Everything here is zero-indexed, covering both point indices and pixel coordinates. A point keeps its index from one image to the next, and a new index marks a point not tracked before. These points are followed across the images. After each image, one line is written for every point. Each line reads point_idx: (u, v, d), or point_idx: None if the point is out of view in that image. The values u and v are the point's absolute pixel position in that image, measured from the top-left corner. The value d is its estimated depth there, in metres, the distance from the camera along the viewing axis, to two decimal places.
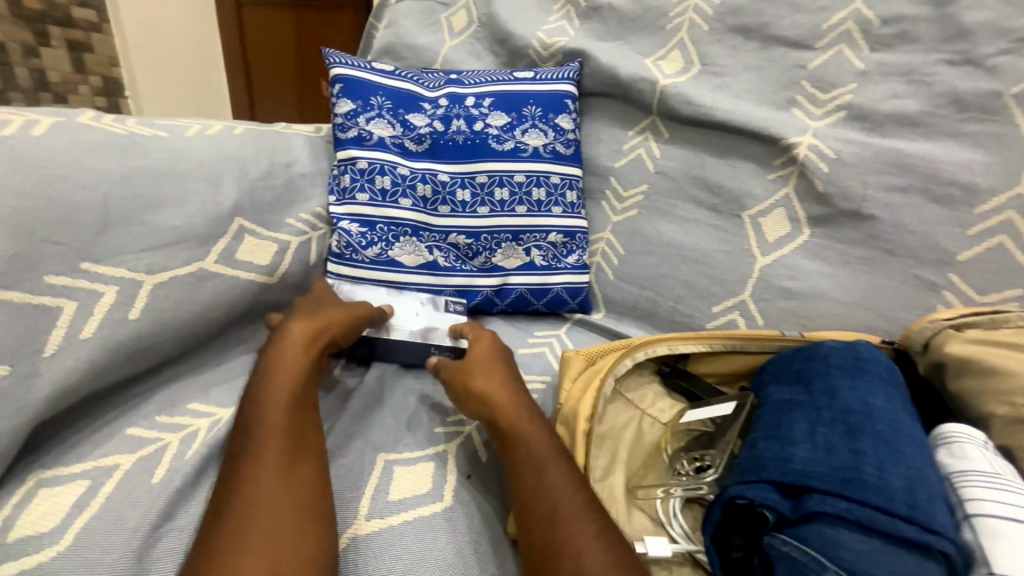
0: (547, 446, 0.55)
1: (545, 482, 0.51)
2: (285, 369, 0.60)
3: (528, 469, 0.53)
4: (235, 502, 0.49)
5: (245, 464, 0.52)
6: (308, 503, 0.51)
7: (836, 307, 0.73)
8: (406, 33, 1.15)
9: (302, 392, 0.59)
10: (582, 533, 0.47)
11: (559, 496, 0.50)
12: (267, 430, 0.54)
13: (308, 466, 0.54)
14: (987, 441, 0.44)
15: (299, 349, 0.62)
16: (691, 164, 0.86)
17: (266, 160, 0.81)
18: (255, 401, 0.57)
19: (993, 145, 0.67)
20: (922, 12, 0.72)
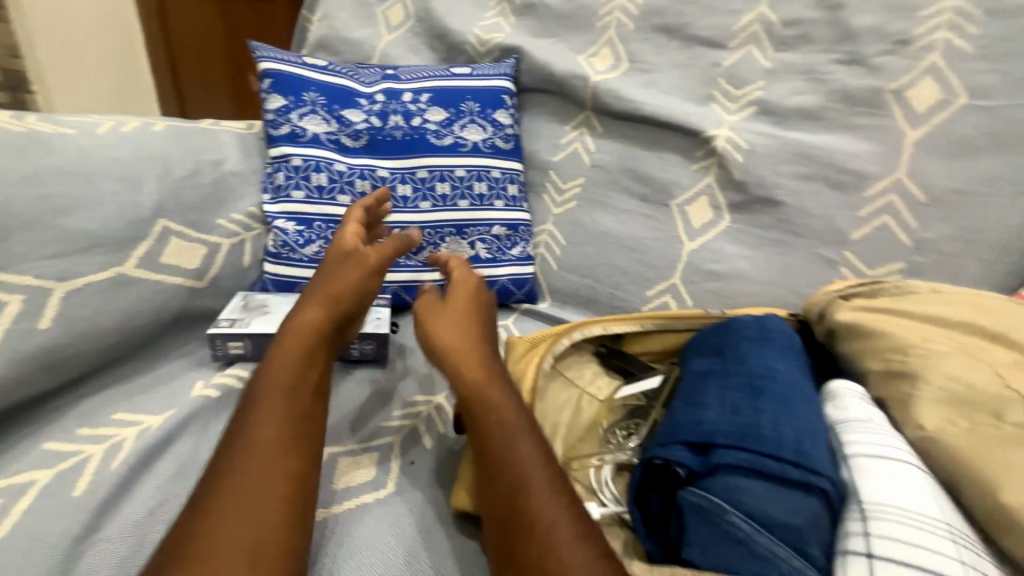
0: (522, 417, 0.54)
1: (516, 451, 0.52)
2: (291, 355, 0.56)
3: (501, 438, 0.53)
4: (226, 493, 0.47)
5: (240, 453, 0.49)
6: (296, 507, 0.48)
7: (753, 286, 0.80)
8: (343, 27, 1.12)
9: (300, 379, 0.55)
10: (548, 501, 0.48)
11: (529, 464, 0.51)
12: (266, 419, 0.51)
13: (302, 465, 0.51)
14: (864, 392, 0.50)
15: (307, 334, 0.58)
16: (624, 157, 0.90)
17: (191, 158, 0.77)
18: (257, 387, 0.54)
19: (878, 137, 0.75)
20: (817, 16, 0.80)
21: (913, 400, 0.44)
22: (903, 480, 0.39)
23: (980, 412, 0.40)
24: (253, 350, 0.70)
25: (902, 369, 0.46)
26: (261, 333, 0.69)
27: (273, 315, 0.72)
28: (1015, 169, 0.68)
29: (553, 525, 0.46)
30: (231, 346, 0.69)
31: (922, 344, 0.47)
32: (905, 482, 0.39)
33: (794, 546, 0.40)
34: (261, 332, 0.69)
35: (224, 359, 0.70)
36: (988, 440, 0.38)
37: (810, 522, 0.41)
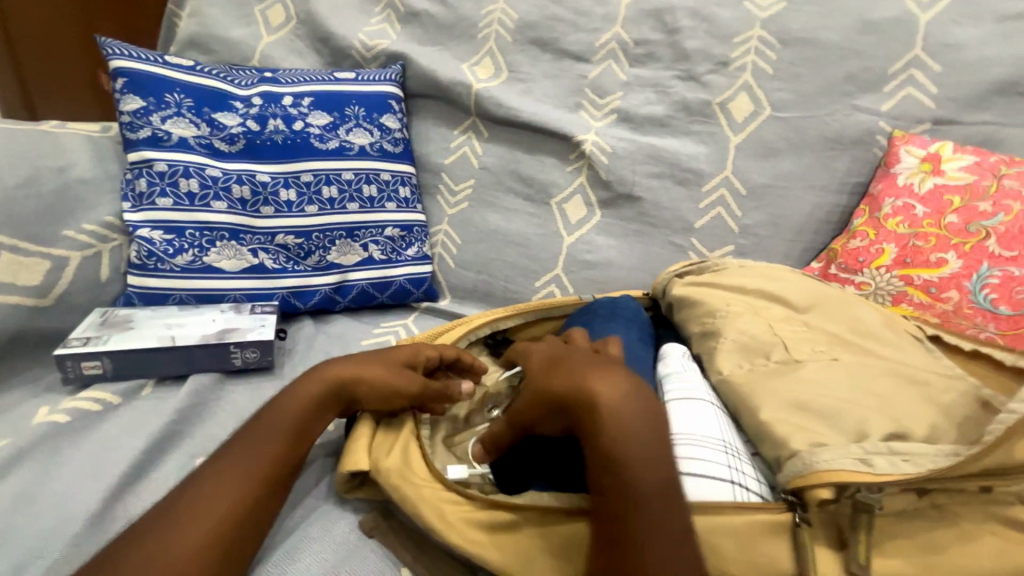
0: (625, 400, 0.44)
1: (619, 443, 0.42)
2: (301, 397, 0.54)
3: (618, 426, 0.43)
4: (184, 511, 0.46)
5: (213, 476, 0.49)
6: (244, 536, 0.47)
7: (622, 271, 0.91)
8: (215, 24, 1.07)
9: (306, 427, 0.53)
10: (656, 486, 0.41)
11: (640, 453, 0.42)
12: (252, 454, 0.50)
13: (271, 503, 0.50)
14: (687, 351, 0.60)
15: (330, 383, 0.55)
16: (508, 160, 0.97)
17: (27, 165, 0.70)
18: (266, 419, 0.52)
19: (709, 141, 0.89)
20: (659, 38, 0.93)
21: (716, 351, 0.55)
22: (698, 413, 0.49)
23: (758, 354, 0.52)
24: (116, 368, 0.65)
25: (712, 330, 0.57)
26: (126, 350, 0.64)
27: (135, 331, 0.67)
28: (805, 168, 0.86)
29: (657, 515, 0.40)
30: (86, 367, 0.64)
31: (724, 308, 0.58)
32: (699, 414, 0.49)
33: None
34: (122, 349, 0.64)
35: (76, 381, 0.64)
36: (761, 374, 0.50)
37: None
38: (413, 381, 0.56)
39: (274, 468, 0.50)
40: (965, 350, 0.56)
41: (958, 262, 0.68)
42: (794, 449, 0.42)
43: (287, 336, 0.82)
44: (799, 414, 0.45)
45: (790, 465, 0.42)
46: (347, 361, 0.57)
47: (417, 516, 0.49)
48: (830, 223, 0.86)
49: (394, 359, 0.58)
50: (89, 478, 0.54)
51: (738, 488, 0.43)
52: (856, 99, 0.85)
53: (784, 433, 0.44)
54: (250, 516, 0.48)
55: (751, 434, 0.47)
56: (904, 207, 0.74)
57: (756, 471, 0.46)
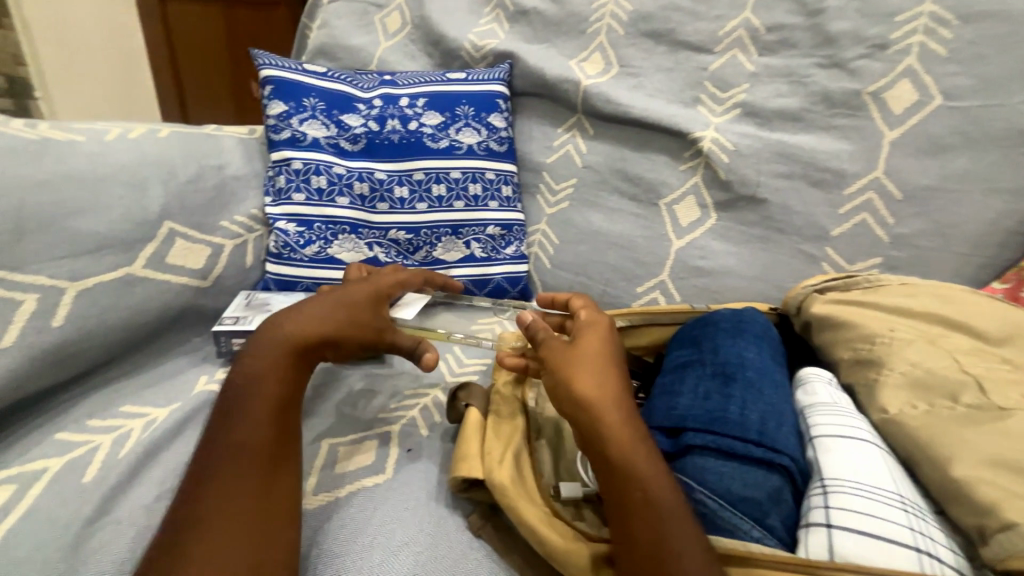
0: (616, 386, 0.47)
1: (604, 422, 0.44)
2: (266, 368, 0.54)
3: (609, 407, 0.45)
4: (208, 508, 0.46)
5: (218, 473, 0.48)
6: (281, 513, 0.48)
7: (740, 282, 0.83)
8: (340, 34, 1.15)
9: (288, 396, 0.54)
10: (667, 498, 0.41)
11: (635, 440, 0.44)
12: (242, 438, 0.50)
13: (288, 477, 0.50)
14: (834, 380, 0.53)
15: (290, 347, 0.56)
16: (614, 158, 0.93)
17: (195, 162, 0.80)
18: (241, 397, 0.52)
19: (856, 137, 0.78)
20: (797, 21, 0.83)
21: (877, 385, 0.47)
22: (862, 458, 0.42)
23: (938, 395, 0.43)
24: None
25: (868, 357, 0.50)
26: None
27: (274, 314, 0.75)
28: (986, 168, 0.71)
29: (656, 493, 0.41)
30: (235, 343, 0.72)
31: (887, 333, 0.50)
32: (864, 459, 0.42)
33: (755, 518, 0.42)
34: None
35: (227, 355, 0.73)
36: (945, 419, 0.41)
37: (773, 497, 0.43)
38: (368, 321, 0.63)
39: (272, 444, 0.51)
40: None
41: None
42: (1010, 521, 0.34)
43: None
44: (1011, 476, 0.36)
45: (999, 540, 0.34)
46: (302, 319, 0.58)
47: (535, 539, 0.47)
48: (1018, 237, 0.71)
49: (338, 301, 0.62)
50: None
51: (927, 557, 0.36)
52: None
53: (993, 499, 0.35)
54: (275, 501, 0.48)
55: (936, 492, 0.40)
56: None
57: (946, 539, 0.38)
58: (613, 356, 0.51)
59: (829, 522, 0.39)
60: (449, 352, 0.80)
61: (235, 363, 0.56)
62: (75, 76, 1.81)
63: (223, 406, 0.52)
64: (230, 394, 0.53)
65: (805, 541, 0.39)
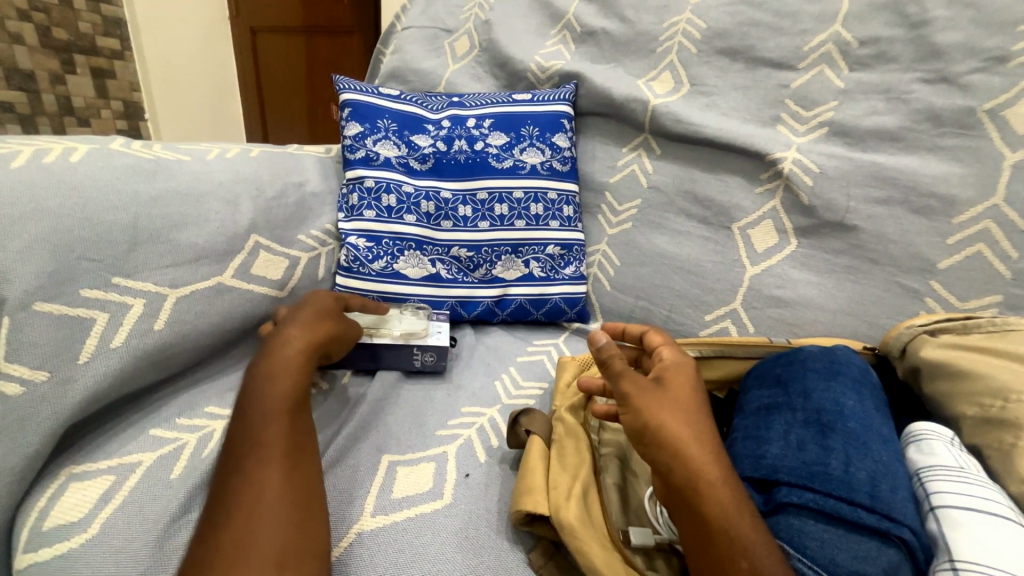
0: (705, 431, 0.46)
1: (699, 468, 0.43)
2: (275, 373, 0.59)
3: (704, 453, 0.44)
4: (240, 500, 0.49)
5: (243, 471, 0.52)
6: (307, 506, 0.51)
7: (823, 314, 0.76)
8: (412, 58, 1.21)
9: (300, 398, 0.59)
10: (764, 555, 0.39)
11: (731, 490, 0.42)
12: (266, 438, 0.54)
13: (305, 473, 0.53)
14: (956, 439, 0.46)
15: (300, 355, 0.62)
16: (683, 179, 0.90)
17: (280, 180, 0.86)
18: (254, 401, 0.57)
19: (968, 159, 0.70)
20: (896, 34, 0.76)
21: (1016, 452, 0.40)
22: (1004, 540, 0.36)
23: None
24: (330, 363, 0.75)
25: (1000, 418, 0.43)
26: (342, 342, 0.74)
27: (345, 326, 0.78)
28: None
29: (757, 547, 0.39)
30: None
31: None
32: (1006, 542, 0.36)
33: None
34: None
35: None
36: None
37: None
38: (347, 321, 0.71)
39: (293, 442, 0.55)
40: None
41: None
42: None
43: (455, 343, 0.86)
44: None
45: None
46: (305, 330, 0.64)
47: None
48: None
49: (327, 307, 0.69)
50: None
51: None
52: None
53: None
54: (300, 496, 0.51)
55: None
56: None
57: None
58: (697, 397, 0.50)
59: None
60: (506, 372, 0.79)
61: (250, 372, 0.60)
62: (174, 98, 2.00)
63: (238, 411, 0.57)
64: (245, 399, 0.57)
65: None
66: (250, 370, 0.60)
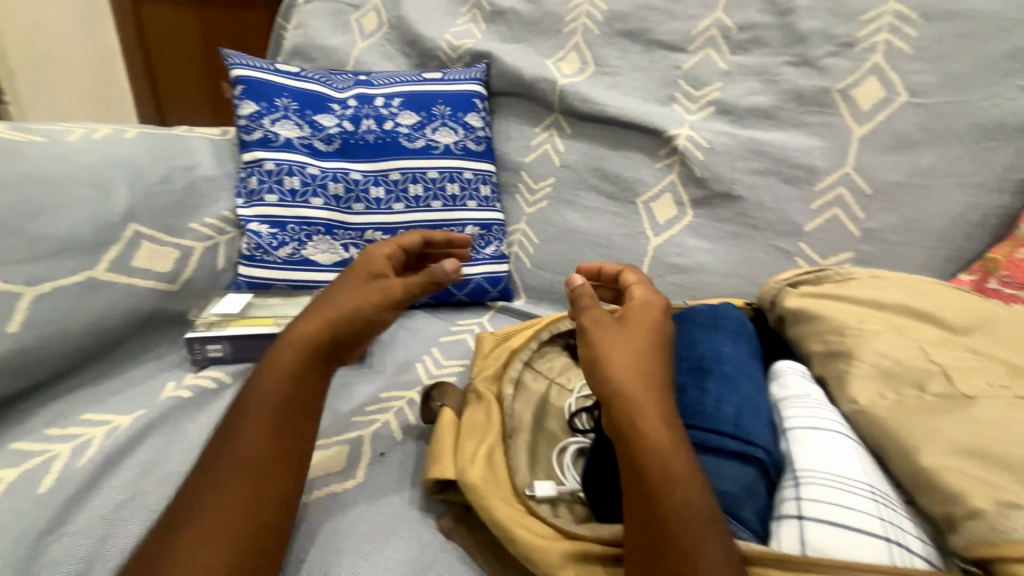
0: (657, 372, 0.45)
1: (643, 407, 0.43)
2: (280, 367, 0.52)
3: (649, 401, 0.43)
4: (203, 503, 0.46)
5: (213, 475, 0.47)
6: (263, 517, 0.46)
7: (715, 278, 0.84)
8: (316, 34, 1.14)
9: (295, 396, 0.52)
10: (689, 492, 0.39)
11: (672, 439, 0.41)
12: (243, 442, 0.49)
13: (281, 482, 0.49)
14: (806, 373, 0.54)
15: (307, 345, 0.53)
16: (591, 157, 0.93)
17: (164, 163, 0.79)
18: (248, 397, 0.51)
19: (826, 134, 0.79)
20: (767, 21, 0.84)
21: (848, 377, 0.47)
22: (831, 449, 0.43)
23: (907, 384, 0.44)
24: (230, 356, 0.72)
25: (838, 349, 0.50)
26: (248, 334, 0.72)
27: (251, 317, 0.75)
28: (949, 162, 0.73)
29: (685, 490, 0.39)
30: (210, 350, 0.72)
31: (857, 325, 0.50)
32: (832, 450, 0.43)
33: (729, 512, 0.42)
34: (240, 334, 0.72)
35: (200, 362, 0.72)
36: (913, 408, 0.42)
37: (747, 490, 0.43)
38: (394, 287, 0.58)
39: (276, 450, 0.49)
40: None
41: None
42: (975, 507, 0.34)
43: None
44: (971, 461, 0.36)
45: (967, 529, 0.34)
46: (318, 313, 0.54)
47: (508, 539, 0.46)
48: (982, 228, 0.73)
49: (361, 282, 0.58)
50: None
51: (896, 547, 0.36)
52: None
53: (959, 487, 0.35)
54: (259, 504, 0.47)
55: (905, 482, 0.40)
56: None
57: (917, 529, 0.38)
58: (662, 347, 0.48)
59: (801, 514, 0.39)
60: (428, 353, 0.79)
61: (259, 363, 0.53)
62: (39, 70, 1.72)
63: (237, 405, 0.51)
64: (247, 394, 0.51)
65: (778, 534, 0.39)
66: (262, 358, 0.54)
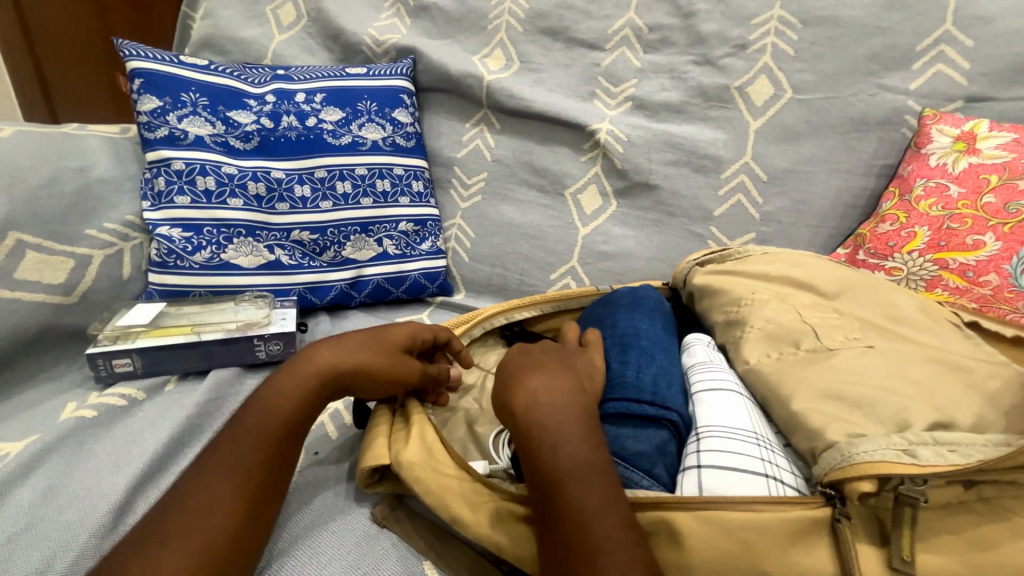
0: (548, 364, 0.49)
1: (530, 393, 0.46)
2: (291, 387, 0.52)
3: (538, 413, 0.44)
4: (183, 520, 0.44)
5: (201, 493, 0.46)
6: (242, 547, 0.45)
7: (640, 263, 0.89)
8: (227, 25, 1.07)
9: (296, 426, 0.51)
10: (580, 463, 0.41)
11: (555, 427, 0.43)
12: (241, 462, 0.48)
13: (268, 510, 0.48)
14: (711, 342, 0.60)
15: (323, 375, 0.53)
16: (521, 152, 0.96)
17: (49, 165, 0.73)
18: (248, 415, 0.50)
19: (727, 127, 0.87)
20: (674, 22, 0.90)
21: (742, 340, 0.55)
22: (727, 406, 0.49)
23: (787, 344, 0.52)
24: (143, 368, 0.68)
25: (735, 319, 0.57)
26: (160, 346, 0.68)
27: (163, 327, 0.70)
28: (827, 151, 0.84)
29: (589, 490, 0.40)
30: (117, 364, 0.67)
31: (750, 296, 0.58)
32: (728, 407, 0.49)
33: (644, 469, 0.46)
34: (150, 346, 0.67)
35: (107, 379, 0.68)
36: (790, 364, 0.49)
37: (658, 449, 0.48)
38: (414, 365, 0.56)
39: (263, 474, 0.48)
40: (1008, 336, 0.55)
41: (997, 243, 0.66)
42: (830, 440, 0.41)
43: (307, 330, 0.83)
44: (832, 404, 0.44)
45: (825, 458, 0.41)
46: (345, 348, 0.55)
47: (441, 507, 0.48)
48: (856, 208, 0.84)
49: (389, 342, 0.56)
50: (113, 470, 0.56)
51: (773, 482, 0.42)
52: (883, 79, 0.82)
53: (820, 424, 0.43)
54: (243, 532, 0.45)
55: (782, 425, 0.47)
56: (937, 189, 0.72)
57: (791, 465, 0.45)
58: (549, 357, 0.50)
59: (700, 464, 0.45)
60: None
61: (269, 376, 0.54)
62: None
63: (238, 419, 0.51)
64: (249, 412, 0.51)
65: (680, 483, 0.45)
66: (270, 375, 0.53)
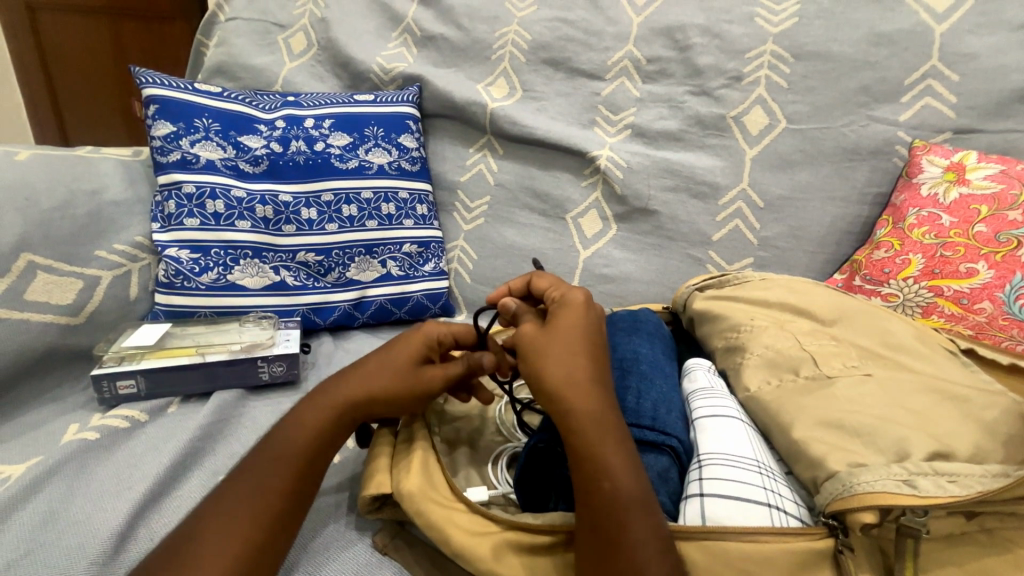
0: (603, 382, 0.48)
1: (586, 416, 0.45)
2: (311, 416, 0.52)
3: (594, 434, 0.44)
4: (198, 546, 0.44)
5: (216, 519, 0.46)
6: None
7: (640, 286, 0.91)
8: (240, 52, 1.11)
9: (316, 454, 0.51)
10: (632, 495, 0.42)
11: (611, 456, 0.43)
12: (263, 488, 0.48)
13: (281, 540, 0.47)
14: (712, 367, 0.61)
15: (339, 405, 0.53)
16: (523, 176, 0.98)
17: (63, 188, 0.75)
18: (272, 442, 0.51)
19: (724, 155, 0.89)
20: (671, 55, 0.94)
21: (742, 366, 0.55)
22: (727, 433, 0.49)
23: (786, 370, 0.52)
24: (148, 390, 0.69)
25: (736, 345, 0.58)
26: (165, 367, 0.68)
27: (168, 348, 0.71)
28: (822, 179, 0.86)
29: (636, 520, 0.40)
30: (121, 386, 0.67)
31: (749, 322, 0.59)
32: (728, 434, 0.49)
33: None
34: (155, 367, 0.68)
35: (110, 401, 0.68)
36: (789, 391, 0.50)
37: (660, 476, 0.48)
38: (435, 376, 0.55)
39: (281, 503, 0.48)
40: (1003, 364, 0.56)
41: (989, 272, 0.68)
42: (832, 469, 0.42)
43: (310, 351, 0.83)
44: (833, 432, 0.44)
45: (828, 488, 0.41)
46: (359, 376, 0.55)
47: (441, 540, 0.48)
48: (851, 234, 0.86)
49: (400, 359, 0.56)
50: (115, 494, 0.56)
51: (776, 512, 0.42)
52: (874, 110, 0.84)
53: (821, 453, 0.43)
54: (254, 562, 0.45)
55: (783, 453, 0.47)
56: (929, 218, 0.74)
57: (793, 494, 0.45)
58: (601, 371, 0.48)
59: (702, 492, 0.45)
60: None
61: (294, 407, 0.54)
62: None
63: (262, 447, 0.51)
64: (275, 440, 0.52)
65: (683, 512, 0.44)
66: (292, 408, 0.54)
